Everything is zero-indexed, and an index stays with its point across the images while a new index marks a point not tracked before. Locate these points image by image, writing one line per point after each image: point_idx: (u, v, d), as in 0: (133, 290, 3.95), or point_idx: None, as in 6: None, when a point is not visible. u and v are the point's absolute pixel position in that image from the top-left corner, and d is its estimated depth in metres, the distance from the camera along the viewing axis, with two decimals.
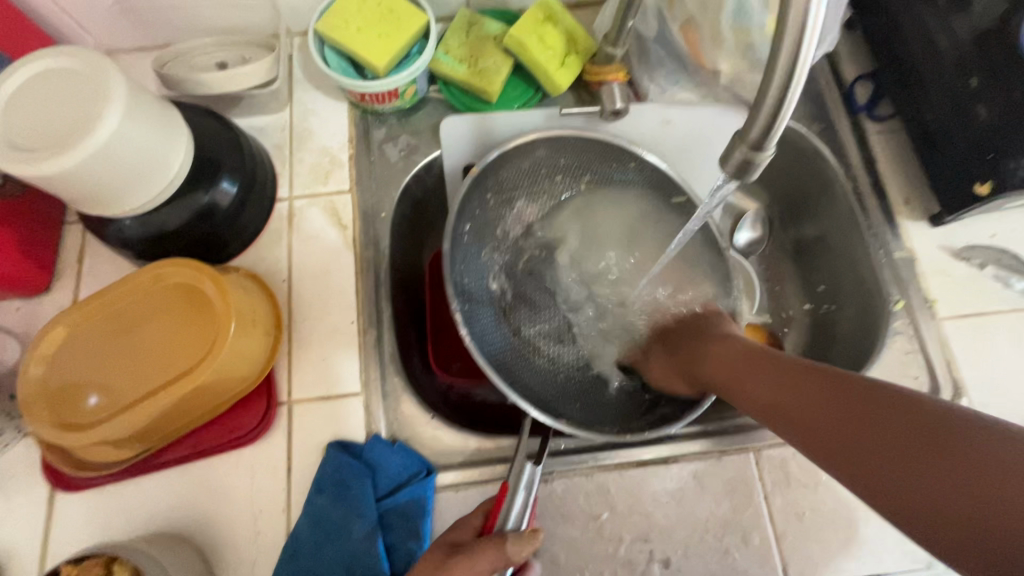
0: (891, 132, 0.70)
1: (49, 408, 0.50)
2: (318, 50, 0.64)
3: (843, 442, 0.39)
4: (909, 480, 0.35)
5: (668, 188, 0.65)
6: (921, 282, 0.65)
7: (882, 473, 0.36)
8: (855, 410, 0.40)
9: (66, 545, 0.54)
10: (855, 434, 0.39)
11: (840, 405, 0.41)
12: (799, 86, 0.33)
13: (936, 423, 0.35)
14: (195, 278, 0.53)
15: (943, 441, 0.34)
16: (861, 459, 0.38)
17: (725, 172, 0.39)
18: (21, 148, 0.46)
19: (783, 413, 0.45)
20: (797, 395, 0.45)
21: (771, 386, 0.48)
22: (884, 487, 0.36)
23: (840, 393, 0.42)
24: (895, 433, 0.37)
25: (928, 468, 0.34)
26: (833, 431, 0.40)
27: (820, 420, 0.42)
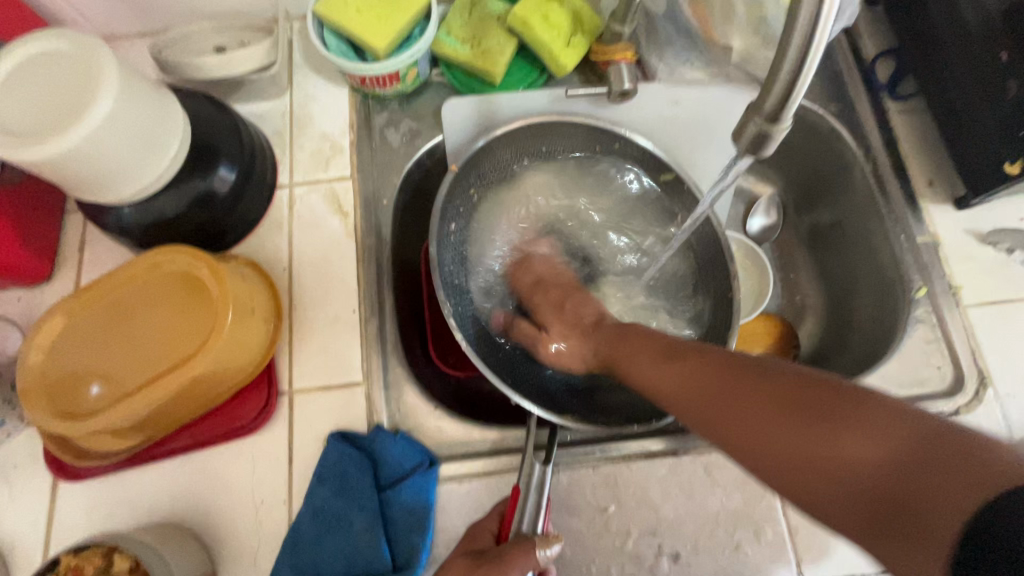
0: (913, 111, 0.67)
1: (48, 398, 0.49)
2: (318, 32, 0.62)
3: (722, 413, 0.39)
4: (783, 445, 0.35)
5: (656, 168, 0.64)
6: (945, 268, 0.62)
7: (758, 441, 0.37)
8: (729, 380, 0.40)
9: (68, 535, 0.53)
10: (730, 404, 0.39)
11: (731, 384, 0.40)
12: (819, 52, 0.31)
13: (804, 388, 0.36)
14: (193, 266, 0.52)
15: (828, 406, 0.34)
16: (740, 429, 0.38)
17: (738, 149, 0.37)
18: (14, 133, 0.45)
19: (665, 387, 0.45)
20: (676, 369, 0.44)
21: (652, 360, 0.47)
22: (761, 454, 0.36)
23: (716, 365, 0.42)
24: (766, 399, 0.37)
25: (799, 431, 0.35)
26: (711, 402, 0.40)
27: (698, 392, 0.42)
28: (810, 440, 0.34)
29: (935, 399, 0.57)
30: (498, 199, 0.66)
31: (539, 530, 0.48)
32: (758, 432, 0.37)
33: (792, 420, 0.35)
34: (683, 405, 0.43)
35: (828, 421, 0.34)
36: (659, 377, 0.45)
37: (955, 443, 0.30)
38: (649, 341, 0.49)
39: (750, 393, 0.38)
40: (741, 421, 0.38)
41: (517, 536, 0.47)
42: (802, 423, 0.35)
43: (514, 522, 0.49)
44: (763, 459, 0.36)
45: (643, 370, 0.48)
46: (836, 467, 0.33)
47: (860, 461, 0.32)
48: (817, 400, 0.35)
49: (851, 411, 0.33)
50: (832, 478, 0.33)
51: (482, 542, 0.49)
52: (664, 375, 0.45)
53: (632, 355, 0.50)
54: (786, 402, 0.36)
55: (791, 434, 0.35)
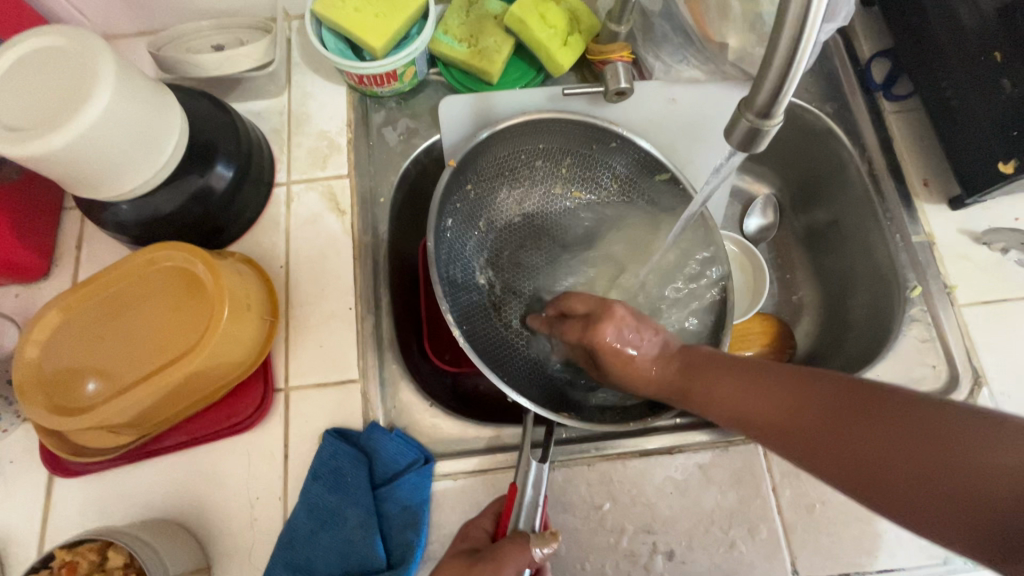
0: (909, 111, 0.67)
1: (43, 393, 0.49)
2: (316, 31, 0.63)
3: (835, 441, 0.37)
4: (899, 471, 0.34)
5: (651, 166, 0.65)
6: (940, 267, 0.62)
7: (885, 472, 0.35)
8: (838, 405, 0.38)
9: (63, 532, 0.53)
10: (846, 432, 0.37)
11: (822, 405, 0.39)
12: (809, 47, 0.31)
13: (926, 409, 0.35)
14: (190, 262, 0.52)
15: (936, 431, 0.34)
16: (860, 458, 0.36)
17: (731, 144, 0.37)
18: (11, 129, 0.45)
19: (762, 414, 0.42)
20: (769, 394, 0.42)
21: (739, 383, 0.44)
22: (892, 486, 0.34)
23: (816, 389, 0.40)
24: (888, 424, 0.35)
25: (938, 458, 0.33)
26: (822, 430, 0.38)
27: (802, 419, 0.39)
28: (952, 466, 0.32)
29: None
30: (495, 195, 0.65)
31: (536, 529, 0.49)
32: (867, 456, 0.36)
33: (926, 447, 0.34)
34: (784, 433, 0.40)
35: (971, 445, 0.32)
36: (751, 402, 0.43)
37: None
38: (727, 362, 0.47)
39: (867, 418, 0.36)
40: (858, 450, 0.36)
41: (514, 533, 0.47)
42: (939, 449, 0.33)
43: (510, 521, 0.49)
44: (893, 492, 0.34)
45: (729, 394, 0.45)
46: (986, 495, 0.31)
47: (1014, 483, 0.30)
48: (949, 423, 0.34)
49: (982, 430, 0.32)
50: (982, 506, 0.31)
51: (478, 541, 0.49)
52: (757, 402, 0.42)
53: (709, 377, 0.47)
54: (913, 426, 0.34)
55: (929, 462, 0.33)
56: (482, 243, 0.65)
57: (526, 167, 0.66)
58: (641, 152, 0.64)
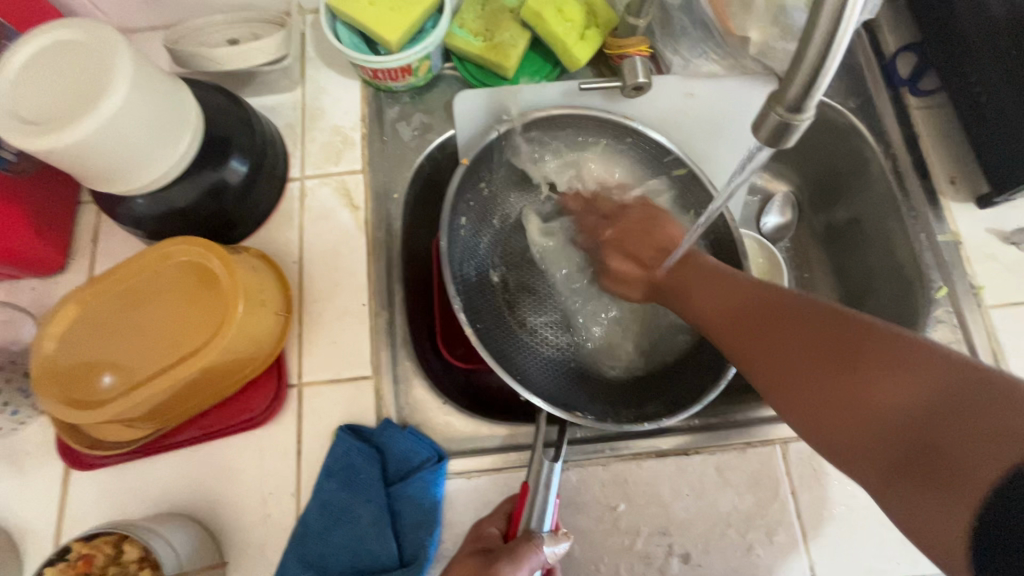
0: (935, 107, 0.65)
1: (60, 387, 0.50)
2: (330, 25, 0.62)
3: (774, 353, 0.43)
4: (829, 382, 0.38)
5: (665, 161, 0.64)
6: (967, 267, 0.60)
7: (805, 380, 0.40)
8: (791, 324, 0.43)
9: (80, 523, 0.54)
10: (784, 344, 0.43)
11: (781, 327, 0.44)
12: (845, 40, 0.30)
13: (868, 336, 0.38)
14: (204, 256, 0.52)
15: (871, 355, 0.37)
16: (783, 369, 0.42)
17: (758, 140, 0.35)
18: (30, 122, 0.45)
19: (727, 325, 0.48)
20: (737, 310, 0.48)
21: (715, 301, 0.50)
22: (802, 394, 0.40)
23: (779, 310, 0.45)
24: (825, 342, 0.40)
25: (861, 378, 0.37)
26: (762, 341, 0.44)
27: (755, 332, 0.46)
28: (861, 384, 0.37)
29: None
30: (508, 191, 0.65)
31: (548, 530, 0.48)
32: (804, 370, 0.40)
33: (842, 366, 0.38)
34: (735, 344, 0.47)
35: (879, 369, 0.36)
36: (721, 318, 0.49)
37: (994, 398, 0.31)
38: (715, 284, 0.51)
39: (805, 338, 0.41)
40: (789, 359, 0.42)
41: (526, 533, 0.46)
42: (854, 369, 0.37)
43: (522, 520, 0.48)
44: (801, 398, 0.40)
45: (702, 311, 0.51)
46: (874, 412, 0.36)
47: (899, 405, 0.34)
48: (872, 350, 0.37)
49: (914, 358, 0.35)
50: (873, 419, 0.35)
51: (490, 542, 0.48)
52: (728, 318, 0.48)
53: (695, 294, 0.52)
54: (838, 348, 0.39)
55: (837, 378, 0.38)
56: (496, 241, 0.64)
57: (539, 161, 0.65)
58: (656, 145, 0.63)
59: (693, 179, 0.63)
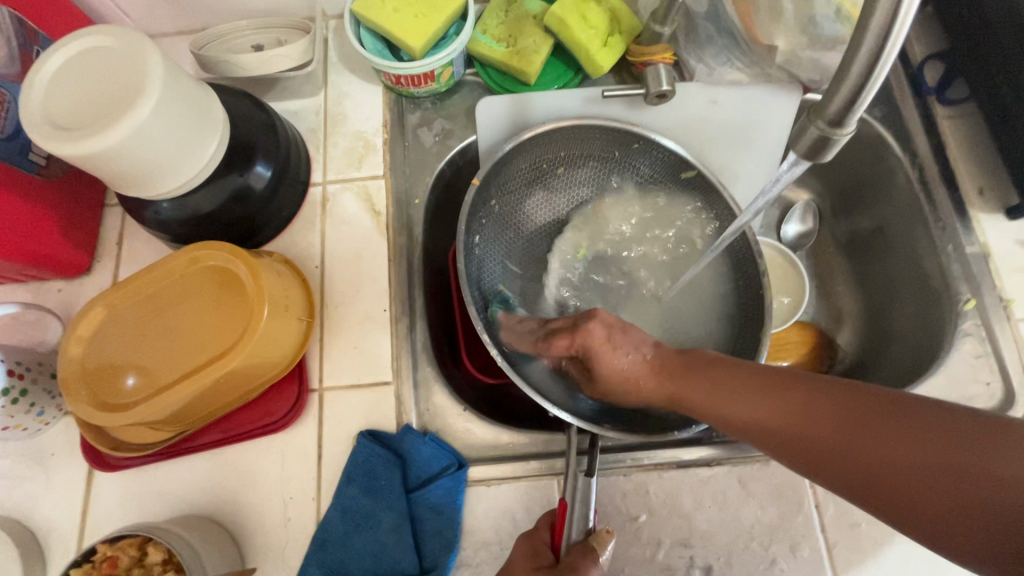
0: (963, 116, 0.65)
1: (88, 388, 0.50)
2: (354, 31, 0.62)
3: (852, 452, 0.36)
4: (933, 476, 0.33)
5: (674, 163, 0.63)
6: (996, 279, 0.59)
7: (899, 475, 0.34)
8: (867, 420, 0.36)
9: (104, 523, 0.54)
10: (876, 447, 0.35)
11: (834, 417, 0.37)
12: (893, 52, 0.29)
13: (946, 415, 0.34)
14: (229, 262, 0.52)
15: (965, 435, 0.33)
16: (891, 479, 0.34)
17: (795, 153, 0.36)
18: (62, 128, 0.45)
19: (782, 424, 0.39)
20: (788, 407, 0.39)
21: (753, 399, 0.41)
22: (916, 503, 0.33)
23: (839, 402, 0.38)
24: (904, 427, 0.34)
25: (968, 463, 0.32)
26: (824, 433, 0.37)
27: (828, 434, 0.37)
28: (978, 468, 0.31)
29: None
30: (522, 199, 0.65)
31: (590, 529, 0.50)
32: (895, 461, 0.34)
33: (976, 470, 0.31)
34: (805, 452, 0.38)
35: (990, 453, 0.31)
36: (751, 410, 0.41)
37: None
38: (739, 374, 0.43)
39: (900, 434, 0.34)
40: (901, 469, 0.34)
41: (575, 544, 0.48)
42: (958, 452, 0.32)
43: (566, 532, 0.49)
44: (932, 517, 0.32)
45: (727, 404, 0.43)
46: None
47: None
48: (991, 440, 0.32)
49: (1008, 435, 0.32)
50: (1011, 509, 0.30)
51: (544, 558, 0.48)
52: (780, 418, 0.40)
53: (722, 388, 0.44)
54: (934, 436, 0.33)
55: (974, 485, 0.31)
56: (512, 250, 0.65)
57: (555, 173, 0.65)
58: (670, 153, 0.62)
59: (703, 179, 0.62)
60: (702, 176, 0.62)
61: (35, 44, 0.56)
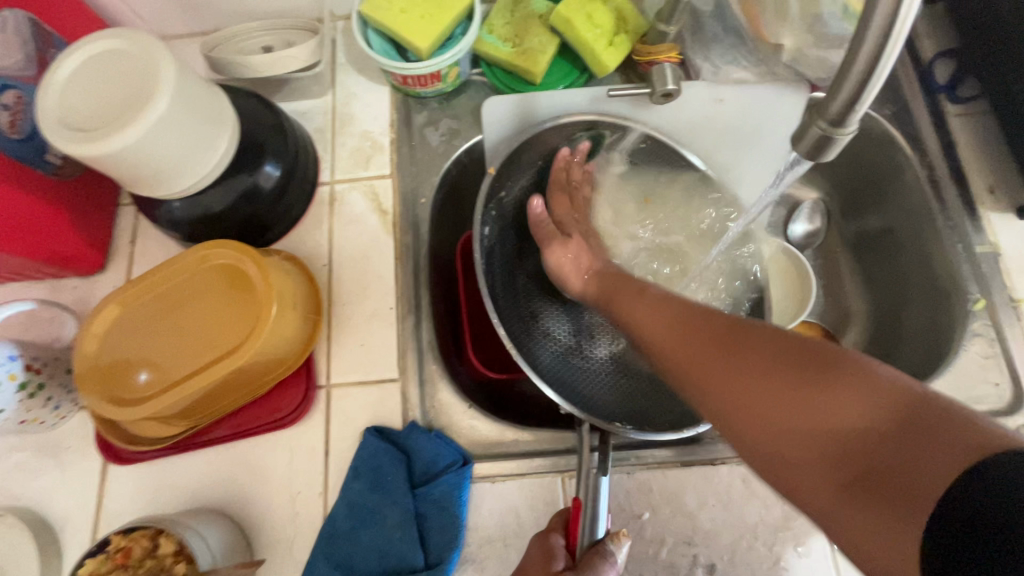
0: (973, 114, 0.64)
1: (102, 383, 0.51)
2: (362, 32, 0.63)
3: (714, 367, 0.39)
4: (770, 396, 0.36)
5: (676, 162, 0.63)
6: (1006, 279, 0.59)
7: (743, 390, 0.37)
8: (725, 338, 0.40)
9: (117, 515, 0.56)
10: (722, 360, 0.39)
11: (710, 338, 0.41)
12: (895, 51, 0.29)
13: (811, 350, 0.36)
14: (238, 260, 0.53)
15: (812, 367, 0.35)
16: (725, 389, 0.38)
17: (797, 152, 0.36)
18: (78, 129, 0.46)
19: (665, 342, 0.44)
20: (680, 327, 0.43)
21: (652, 317, 0.46)
22: (750, 414, 0.37)
23: (711, 324, 0.42)
24: (764, 353, 0.37)
25: (802, 390, 0.35)
26: (698, 350, 0.41)
27: (690, 347, 0.42)
28: (810, 397, 0.34)
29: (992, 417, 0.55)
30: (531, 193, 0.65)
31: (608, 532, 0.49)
32: (745, 380, 0.37)
33: (790, 385, 0.35)
34: (668, 363, 0.43)
35: (827, 386, 0.34)
36: (647, 329, 0.46)
37: (943, 415, 0.30)
38: (644, 297, 0.48)
39: (743, 353, 0.38)
40: (741, 382, 0.38)
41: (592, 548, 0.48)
42: (799, 380, 0.35)
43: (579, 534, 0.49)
44: (746, 420, 0.37)
45: (633, 322, 0.48)
46: (825, 432, 0.33)
47: (852, 423, 0.32)
48: (813, 365, 0.35)
49: (852, 374, 0.33)
50: (826, 433, 0.33)
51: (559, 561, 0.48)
52: (665, 333, 0.44)
53: (629, 308, 0.49)
54: (788, 365, 0.36)
55: (786, 398, 0.35)
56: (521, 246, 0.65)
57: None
58: (675, 155, 0.63)
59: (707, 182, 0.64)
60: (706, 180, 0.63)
61: (51, 47, 0.57)
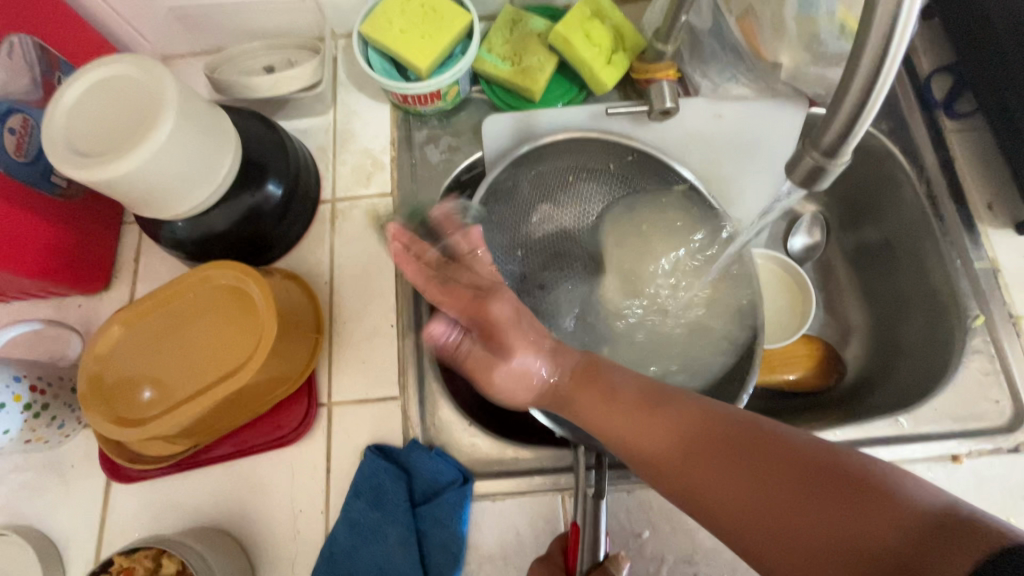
0: (971, 130, 0.64)
1: (105, 403, 0.52)
2: (363, 52, 0.64)
3: (720, 487, 0.38)
4: (785, 517, 0.35)
5: (671, 178, 0.63)
6: (1005, 294, 0.59)
7: (756, 508, 0.37)
8: (736, 458, 0.38)
9: (120, 533, 0.56)
10: (736, 483, 0.38)
11: (709, 449, 0.40)
12: (886, 85, 0.30)
13: (813, 462, 0.36)
14: (240, 280, 0.54)
15: (823, 485, 0.35)
16: (746, 516, 0.37)
17: (791, 180, 0.36)
18: (84, 155, 0.47)
19: (658, 452, 0.42)
20: (672, 434, 0.42)
21: (636, 418, 0.43)
22: (765, 533, 0.36)
23: (709, 435, 0.40)
24: (767, 467, 0.37)
25: (819, 508, 0.34)
26: (698, 466, 0.40)
27: (694, 468, 0.40)
28: (831, 514, 0.34)
29: (992, 435, 0.55)
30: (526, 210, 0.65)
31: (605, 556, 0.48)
32: (756, 499, 0.37)
33: (816, 510, 0.34)
34: (676, 476, 0.41)
35: (843, 504, 0.34)
36: (634, 434, 0.43)
37: (961, 523, 0.30)
38: (623, 407, 0.44)
39: (750, 467, 0.38)
40: (750, 500, 0.37)
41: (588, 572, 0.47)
42: (817, 498, 0.35)
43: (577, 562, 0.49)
44: (773, 543, 0.35)
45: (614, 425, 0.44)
46: (857, 555, 0.32)
47: (876, 540, 0.32)
48: (831, 484, 0.35)
49: (859, 489, 0.34)
50: (852, 552, 0.32)
51: None
52: (653, 439, 0.42)
53: (613, 418, 0.44)
54: (798, 483, 0.36)
55: (814, 522, 0.34)
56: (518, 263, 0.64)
57: (556, 183, 0.65)
58: (668, 169, 0.63)
59: (695, 195, 0.63)
60: (694, 192, 0.63)
61: (56, 70, 0.58)
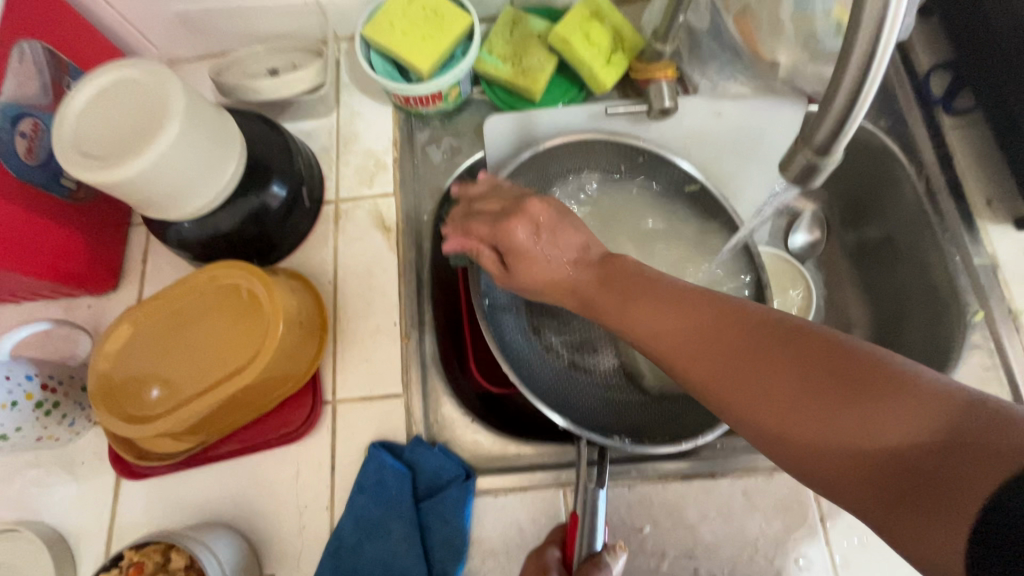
0: (970, 126, 0.64)
1: (114, 401, 0.53)
2: (365, 54, 0.65)
3: (737, 376, 0.37)
4: (801, 406, 0.34)
5: (678, 177, 0.64)
6: (1004, 289, 0.59)
7: (771, 396, 0.35)
8: (761, 347, 0.37)
9: (129, 529, 0.57)
10: (755, 373, 0.37)
11: (733, 340, 0.39)
12: (874, 86, 0.31)
13: (843, 354, 0.34)
14: (247, 280, 0.55)
15: (849, 377, 0.33)
16: (761, 401, 0.36)
17: (785, 178, 0.37)
18: (94, 158, 0.48)
19: (677, 342, 0.41)
20: (695, 324, 0.41)
21: (662, 310, 0.42)
22: (778, 422, 0.35)
23: (732, 326, 0.39)
24: (790, 357, 0.36)
25: (839, 399, 0.33)
26: (717, 355, 0.39)
27: (712, 354, 0.39)
28: (850, 406, 0.32)
29: None
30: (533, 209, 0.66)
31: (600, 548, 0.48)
32: (773, 387, 0.36)
33: (835, 401, 0.33)
34: (692, 367, 0.40)
35: (864, 395, 0.32)
36: (656, 326, 0.42)
37: (992, 420, 0.28)
38: (648, 300, 0.43)
39: (770, 359, 0.36)
40: (769, 389, 0.36)
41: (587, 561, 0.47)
42: (838, 391, 0.33)
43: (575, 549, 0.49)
44: (784, 431, 0.35)
45: (637, 321, 0.43)
46: (875, 445, 0.31)
47: (896, 430, 0.30)
48: (859, 376, 0.33)
49: (886, 381, 0.32)
50: (867, 443, 0.31)
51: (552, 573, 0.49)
52: (675, 329, 0.41)
53: (636, 314, 0.43)
54: (821, 374, 0.34)
55: (831, 415, 0.33)
56: None
57: (559, 185, 0.66)
58: (673, 168, 0.64)
59: (707, 195, 0.63)
60: (706, 191, 0.63)
61: (66, 75, 0.59)
